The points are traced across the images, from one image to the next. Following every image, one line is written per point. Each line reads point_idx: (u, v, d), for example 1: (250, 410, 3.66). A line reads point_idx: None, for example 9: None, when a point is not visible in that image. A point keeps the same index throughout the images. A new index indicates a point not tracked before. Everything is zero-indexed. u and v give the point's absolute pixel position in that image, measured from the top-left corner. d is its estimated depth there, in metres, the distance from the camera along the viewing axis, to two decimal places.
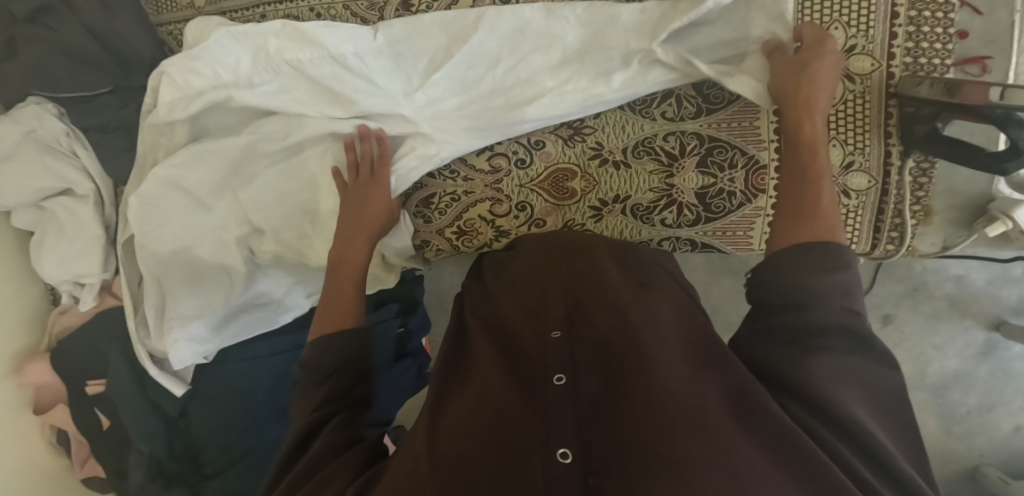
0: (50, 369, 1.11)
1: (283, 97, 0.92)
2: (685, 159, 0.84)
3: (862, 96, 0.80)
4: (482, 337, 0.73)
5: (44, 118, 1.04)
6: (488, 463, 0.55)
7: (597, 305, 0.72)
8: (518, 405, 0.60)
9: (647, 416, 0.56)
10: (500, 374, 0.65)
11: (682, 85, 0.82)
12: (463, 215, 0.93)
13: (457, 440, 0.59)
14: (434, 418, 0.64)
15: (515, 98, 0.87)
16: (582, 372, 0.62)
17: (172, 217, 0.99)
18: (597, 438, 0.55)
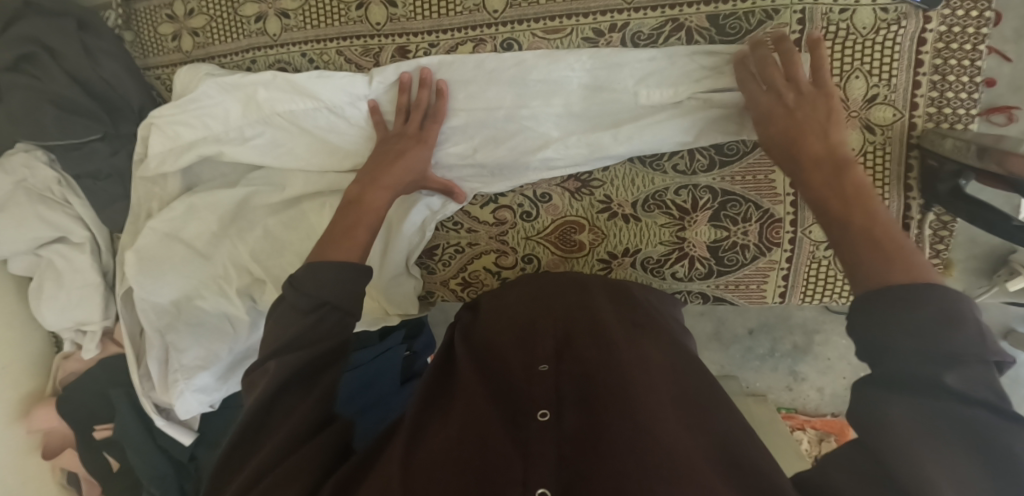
0: (56, 414, 1.11)
1: (277, 150, 0.88)
2: (697, 213, 0.81)
3: (881, 148, 0.77)
4: (471, 364, 0.73)
5: (34, 166, 1.02)
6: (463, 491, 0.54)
7: (589, 342, 0.72)
8: (501, 438, 0.59)
9: (628, 457, 0.55)
10: (485, 403, 0.65)
11: (694, 138, 0.78)
12: (468, 267, 0.90)
13: (431, 467, 0.58)
14: (413, 439, 0.63)
15: (516, 145, 0.81)
16: (567, 408, 0.62)
17: (170, 270, 0.97)
18: (575, 479, 0.54)
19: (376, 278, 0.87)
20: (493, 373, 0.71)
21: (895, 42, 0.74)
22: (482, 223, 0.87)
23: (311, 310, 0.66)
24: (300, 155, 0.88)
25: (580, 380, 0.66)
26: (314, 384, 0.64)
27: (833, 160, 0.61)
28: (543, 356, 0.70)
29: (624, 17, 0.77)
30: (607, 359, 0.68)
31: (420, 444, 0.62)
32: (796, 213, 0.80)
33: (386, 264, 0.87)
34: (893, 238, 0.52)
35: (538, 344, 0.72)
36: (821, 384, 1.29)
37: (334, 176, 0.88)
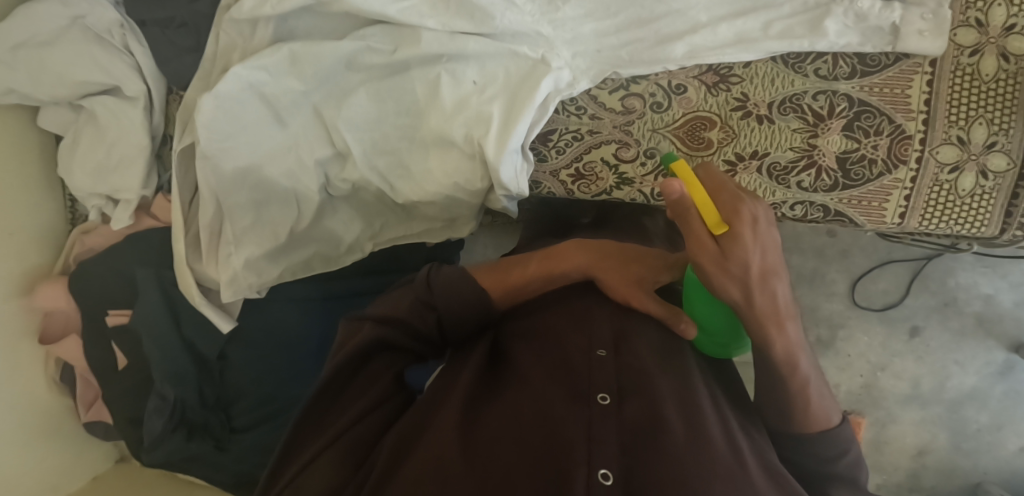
0: (66, 293, 0.97)
1: (396, 6, 0.82)
2: (832, 121, 0.81)
3: (1013, 77, 0.79)
4: (525, 347, 0.73)
5: (97, 3, 0.92)
6: (525, 465, 0.57)
7: (643, 337, 0.74)
8: (563, 418, 0.61)
9: (681, 454, 0.59)
10: (546, 384, 0.66)
11: (845, 43, 0.78)
12: (584, 157, 0.85)
13: (495, 446, 0.60)
14: (471, 421, 0.64)
15: (662, 26, 0.80)
16: (627, 398, 0.64)
17: (245, 126, 0.88)
18: (637, 468, 0.58)
19: (494, 151, 0.82)
20: (544, 350, 0.71)
21: None
22: (610, 110, 0.84)
23: (474, 294, 0.74)
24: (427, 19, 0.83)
25: (633, 369, 0.68)
26: (382, 372, 0.70)
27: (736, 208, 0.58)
28: (600, 341, 0.71)
29: None
30: (660, 360, 0.70)
31: (478, 421, 0.63)
32: (926, 132, 0.81)
33: (506, 139, 0.81)
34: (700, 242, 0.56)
35: (596, 328, 0.73)
36: None
37: (461, 40, 0.83)
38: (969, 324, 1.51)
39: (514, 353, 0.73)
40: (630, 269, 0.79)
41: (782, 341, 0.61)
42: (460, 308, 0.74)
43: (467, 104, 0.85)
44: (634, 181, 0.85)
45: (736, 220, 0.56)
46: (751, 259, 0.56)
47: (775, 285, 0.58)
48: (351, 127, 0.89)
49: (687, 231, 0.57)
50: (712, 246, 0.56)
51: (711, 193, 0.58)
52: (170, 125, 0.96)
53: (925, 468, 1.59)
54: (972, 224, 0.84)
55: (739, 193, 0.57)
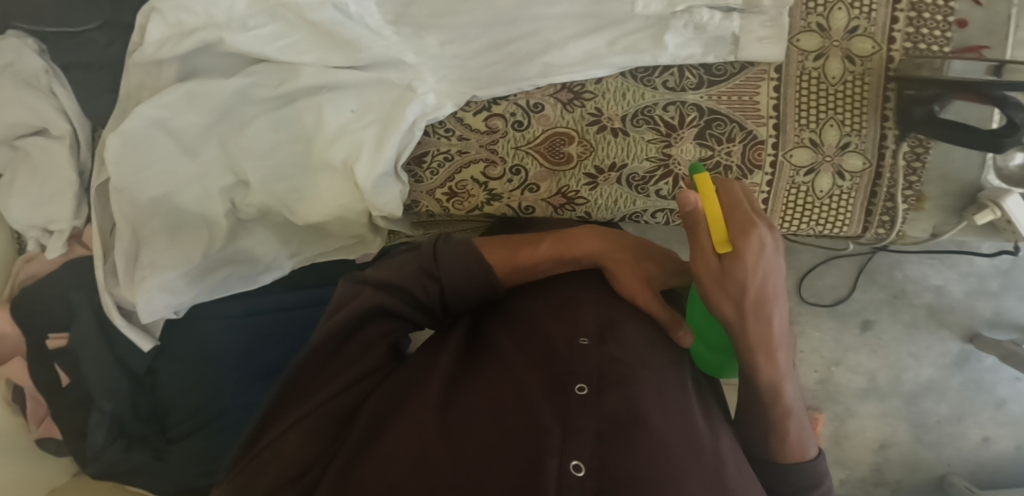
0: (11, 317, 1.07)
1: (276, 45, 0.88)
2: (684, 130, 0.84)
3: (860, 78, 0.81)
4: (509, 334, 0.76)
5: (23, 53, 1.00)
6: (504, 451, 0.61)
7: (630, 328, 0.78)
8: (544, 407, 0.64)
9: (649, 449, 0.63)
10: (530, 372, 0.69)
11: (685, 56, 0.81)
12: (456, 176, 0.91)
13: (476, 428, 0.63)
14: (454, 402, 0.67)
15: (517, 48, 0.83)
16: (603, 389, 0.67)
17: (155, 157, 0.93)
18: (609, 458, 0.61)
19: (365, 176, 0.87)
20: (529, 339, 0.75)
21: None
22: (475, 131, 0.88)
23: (483, 272, 0.77)
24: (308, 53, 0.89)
25: (611, 360, 0.71)
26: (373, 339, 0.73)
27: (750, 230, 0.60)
28: (584, 332, 0.74)
29: None
30: (639, 354, 0.74)
31: (459, 402, 0.67)
32: (778, 136, 0.83)
33: (376, 163, 0.86)
34: (703, 255, 0.61)
35: (580, 319, 0.77)
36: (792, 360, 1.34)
37: (334, 74, 0.88)
38: (920, 316, 1.46)
39: (500, 337, 0.76)
40: (641, 266, 0.84)
41: (768, 366, 0.66)
42: (463, 277, 0.76)
43: (345, 132, 0.92)
44: (505, 196, 0.91)
45: (742, 242, 0.59)
46: (750, 283, 0.60)
47: (772, 307, 0.62)
48: (251, 156, 0.95)
49: (694, 242, 0.61)
50: (713, 262, 0.60)
51: (725, 209, 0.61)
52: (94, 160, 1.06)
53: (887, 463, 1.50)
54: (832, 224, 0.87)
55: (753, 215, 0.59)
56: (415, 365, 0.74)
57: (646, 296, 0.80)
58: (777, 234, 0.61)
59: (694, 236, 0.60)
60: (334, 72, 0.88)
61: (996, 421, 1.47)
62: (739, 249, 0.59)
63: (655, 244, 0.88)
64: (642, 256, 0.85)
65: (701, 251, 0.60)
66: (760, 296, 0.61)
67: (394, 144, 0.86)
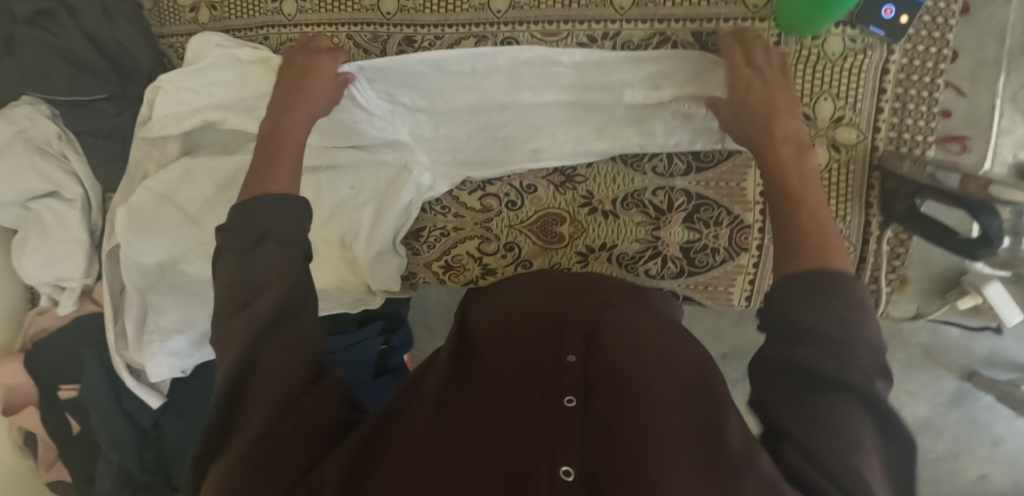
0: (23, 370, 1.10)
1: None
2: (672, 214, 0.86)
3: (846, 165, 0.83)
4: (494, 347, 0.69)
5: (35, 118, 1.03)
6: (491, 465, 0.53)
7: (619, 329, 0.69)
8: (534, 416, 0.57)
9: (647, 446, 0.54)
10: (514, 385, 0.61)
11: (675, 143, 0.83)
12: (451, 250, 0.93)
13: (461, 446, 0.55)
14: (439, 416, 0.60)
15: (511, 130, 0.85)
16: (595, 394, 0.59)
17: (161, 228, 0.98)
18: (602, 460, 0.53)
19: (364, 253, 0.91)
20: (513, 349, 0.68)
21: (862, 70, 0.80)
22: (469, 208, 0.91)
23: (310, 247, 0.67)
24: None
25: (606, 366, 0.63)
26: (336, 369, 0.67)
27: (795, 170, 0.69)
28: (571, 343, 0.67)
29: (616, 26, 0.80)
30: (633, 350, 0.65)
31: (444, 420, 0.60)
32: (764, 221, 0.85)
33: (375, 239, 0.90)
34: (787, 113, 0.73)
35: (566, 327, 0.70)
36: None
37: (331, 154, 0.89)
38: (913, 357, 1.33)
39: (484, 356, 0.69)
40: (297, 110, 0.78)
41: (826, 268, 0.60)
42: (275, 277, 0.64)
43: (343, 209, 0.92)
44: (498, 271, 0.92)
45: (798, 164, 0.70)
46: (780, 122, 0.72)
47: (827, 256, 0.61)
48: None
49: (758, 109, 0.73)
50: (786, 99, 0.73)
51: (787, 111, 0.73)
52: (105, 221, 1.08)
53: None
54: None
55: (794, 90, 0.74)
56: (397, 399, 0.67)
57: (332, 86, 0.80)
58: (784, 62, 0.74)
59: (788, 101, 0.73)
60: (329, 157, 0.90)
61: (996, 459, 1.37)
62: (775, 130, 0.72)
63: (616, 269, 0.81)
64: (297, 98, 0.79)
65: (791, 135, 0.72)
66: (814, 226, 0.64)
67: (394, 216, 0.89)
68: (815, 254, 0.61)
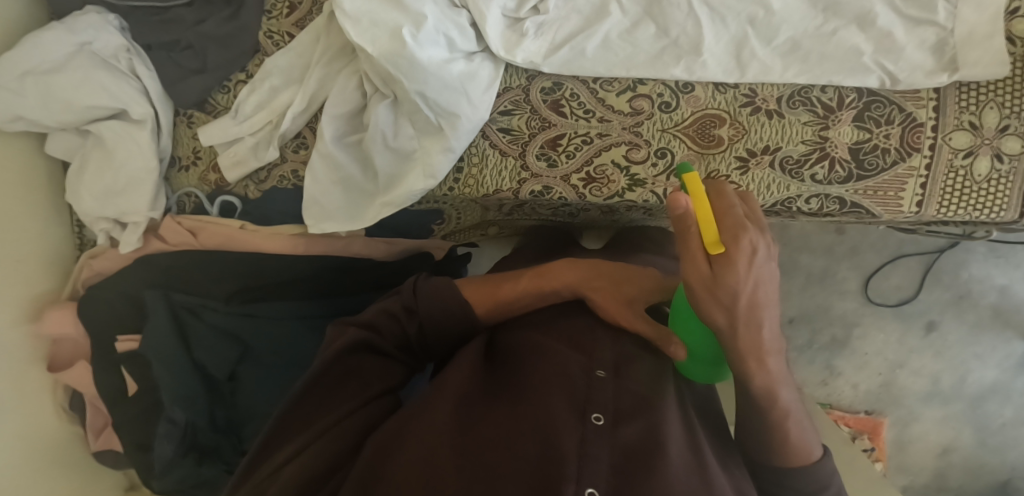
0: (75, 318, 0.95)
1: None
2: (842, 112, 0.80)
3: (1021, 59, 0.79)
4: (524, 364, 0.74)
5: (101, 29, 0.91)
6: (515, 478, 0.59)
7: (642, 364, 0.75)
8: (567, 435, 0.62)
9: (652, 475, 0.60)
10: (546, 397, 0.67)
11: (847, 33, 0.78)
12: (594, 160, 0.85)
13: (492, 454, 0.62)
14: (461, 421, 0.67)
15: (642, 51, 0.81)
16: (620, 421, 0.66)
17: (216, 127, 0.94)
18: (622, 486, 0.59)
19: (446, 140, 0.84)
20: (537, 359, 0.73)
21: None
22: (616, 111, 0.83)
23: (460, 306, 0.78)
24: (433, 5, 0.79)
25: (631, 396, 0.69)
26: (406, 325, 0.77)
27: (715, 283, 0.57)
28: (601, 363, 0.72)
29: None
30: (657, 386, 0.72)
31: (471, 427, 0.66)
32: (937, 118, 0.80)
33: (462, 120, 0.83)
34: (731, 244, 0.56)
35: (594, 350, 0.75)
36: (855, 379, 1.59)
37: (450, 30, 0.80)
38: (985, 317, 1.54)
39: (515, 367, 0.75)
40: (621, 289, 0.82)
41: (763, 374, 0.64)
42: (442, 315, 0.78)
43: (435, 86, 0.80)
44: (647, 182, 0.85)
45: (735, 237, 0.56)
46: (743, 238, 0.56)
47: (744, 281, 0.57)
48: (381, 140, 0.87)
49: (684, 248, 0.57)
50: (705, 268, 0.56)
51: (718, 216, 0.58)
52: (189, 145, 0.97)
53: (951, 467, 1.59)
54: (989, 210, 0.83)
55: (744, 219, 0.57)
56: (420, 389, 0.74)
57: (732, 321, 0.59)
58: (772, 242, 0.59)
59: (705, 277, 0.56)
60: (477, 61, 0.83)
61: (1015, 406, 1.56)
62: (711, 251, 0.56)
63: (638, 270, 0.85)
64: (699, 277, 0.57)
65: (726, 260, 0.56)
66: (748, 302, 0.58)
67: (472, 86, 0.82)
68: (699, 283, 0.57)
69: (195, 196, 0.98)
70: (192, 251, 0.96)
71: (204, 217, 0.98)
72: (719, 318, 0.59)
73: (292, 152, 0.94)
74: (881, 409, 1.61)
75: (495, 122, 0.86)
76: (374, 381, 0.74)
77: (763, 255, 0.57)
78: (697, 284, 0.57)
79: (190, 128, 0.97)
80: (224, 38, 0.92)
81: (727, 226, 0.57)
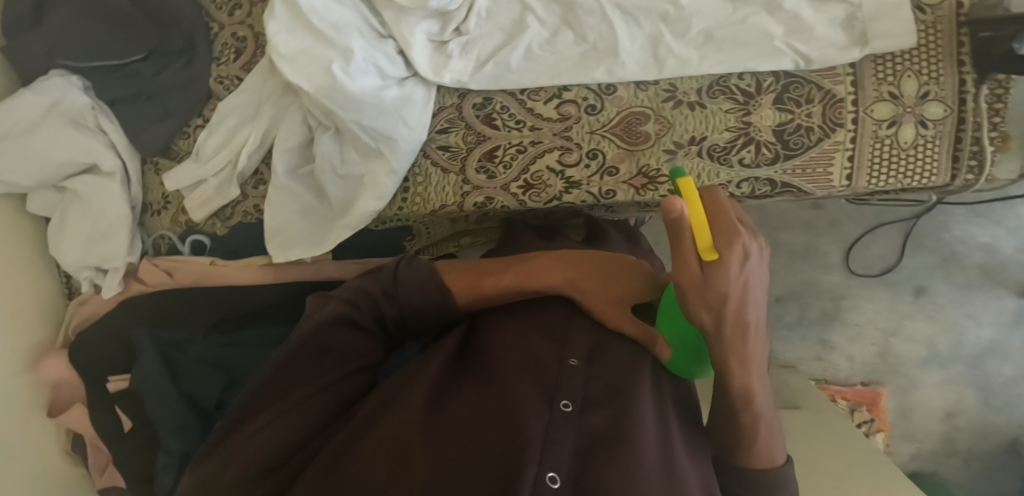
0: (68, 364, 1.01)
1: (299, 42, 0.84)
2: (762, 97, 0.83)
3: (932, 26, 0.81)
4: (498, 347, 0.72)
5: (67, 90, 0.98)
6: (482, 460, 0.58)
7: (616, 353, 0.73)
8: (534, 420, 0.61)
9: (614, 461, 0.60)
10: (517, 382, 0.66)
11: (757, 19, 0.80)
12: (530, 168, 0.88)
13: (459, 436, 0.61)
14: (433, 403, 0.65)
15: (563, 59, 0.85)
16: (588, 408, 0.65)
17: (180, 171, 1.00)
18: (584, 472, 0.59)
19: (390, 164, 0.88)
20: (511, 345, 0.72)
21: None
22: (544, 118, 0.87)
23: (441, 294, 0.74)
24: (360, 38, 0.84)
25: (599, 384, 0.68)
26: (384, 307, 0.73)
27: (707, 285, 0.56)
28: (574, 350, 0.70)
29: None
30: (629, 374, 0.71)
31: (441, 410, 0.64)
32: (857, 92, 0.82)
33: (400, 142, 0.87)
34: (727, 247, 0.55)
35: (570, 336, 0.73)
36: (849, 351, 1.58)
37: (377, 59, 0.85)
38: (974, 276, 1.53)
39: (490, 350, 0.73)
40: (610, 288, 0.77)
41: (741, 375, 0.64)
42: (420, 295, 0.73)
43: (368, 116, 0.85)
44: (581, 184, 0.88)
45: (728, 241, 0.55)
46: (737, 242, 0.55)
47: (737, 283, 0.56)
48: (330, 169, 0.92)
49: (675, 250, 0.56)
50: (696, 271, 0.55)
51: (709, 217, 0.57)
52: (159, 191, 1.04)
53: (956, 431, 1.58)
54: (921, 176, 0.84)
55: (737, 223, 0.56)
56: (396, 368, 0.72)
57: (720, 322, 0.58)
58: (763, 244, 0.58)
59: (699, 281, 0.55)
60: (409, 86, 0.87)
61: (1016, 362, 1.54)
62: (707, 253, 0.55)
63: (627, 266, 0.81)
64: (695, 280, 0.56)
65: (721, 263, 0.55)
66: (741, 302, 0.58)
67: (404, 110, 0.86)
68: (692, 286, 0.56)
69: (168, 237, 1.04)
70: (169, 290, 1.02)
71: (178, 257, 1.04)
72: (706, 319, 0.59)
73: (252, 189, 0.99)
74: (880, 380, 1.59)
75: (434, 141, 0.90)
76: (351, 357, 0.70)
77: (757, 259, 0.57)
78: (689, 286, 0.56)
79: (156, 174, 1.04)
80: (183, 85, 0.98)
81: (721, 228, 0.56)
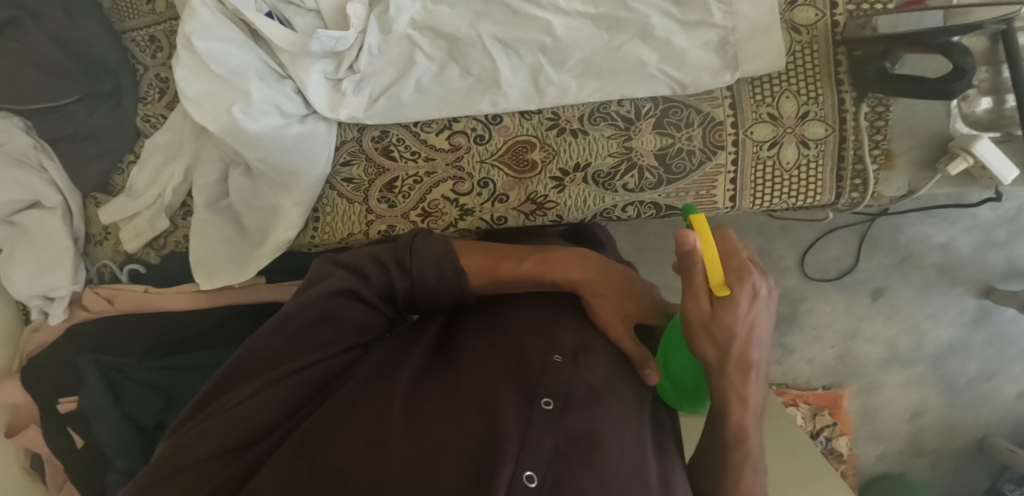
0: (21, 388, 1.08)
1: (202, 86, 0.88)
2: (641, 122, 0.84)
3: (809, 46, 0.81)
4: (480, 336, 0.64)
5: (11, 132, 1.04)
6: (457, 455, 0.51)
7: (605, 359, 0.64)
8: (511, 418, 0.54)
9: (592, 466, 0.53)
10: (495, 377, 0.58)
11: (631, 47, 0.82)
12: (427, 197, 0.92)
13: (440, 427, 0.53)
14: (413, 391, 0.57)
15: (452, 91, 0.87)
16: (574, 405, 0.57)
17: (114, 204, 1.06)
18: (565, 477, 0.51)
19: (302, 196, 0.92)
20: (494, 339, 0.63)
21: None
22: (438, 149, 0.90)
23: (457, 274, 0.67)
24: (258, 80, 0.88)
25: (585, 383, 0.59)
26: (396, 280, 0.65)
27: (714, 316, 0.53)
28: (560, 346, 0.62)
29: None
30: (613, 383, 0.62)
31: (421, 399, 0.56)
32: (735, 115, 0.83)
33: (307, 175, 0.91)
34: (739, 284, 0.53)
35: (561, 332, 0.64)
36: (809, 354, 1.56)
37: (275, 97, 0.88)
38: (931, 276, 1.49)
39: (479, 337, 0.65)
40: (620, 299, 0.69)
41: (737, 412, 0.60)
42: (433, 273, 0.66)
43: (271, 155, 0.89)
44: (476, 211, 0.91)
45: (742, 280, 0.53)
46: (752, 281, 0.53)
47: (743, 323, 0.54)
48: (244, 202, 0.97)
49: (687, 282, 0.53)
50: (705, 305, 0.53)
51: (722, 251, 0.54)
52: (98, 221, 1.11)
53: (921, 431, 1.56)
54: (807, 195, 0.86)
55: (750, 262, 0.54)
56: (380, 350, 0.64)
57: (724, 358, 0.56)
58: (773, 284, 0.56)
59: (706, 314, 0.53)
60: (310, 122, 0.91)
61: (979, 361, 1.52)
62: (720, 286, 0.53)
63: (640, 279, 0.72)
64: (706, 314, 0.53)
65: (730, 298, 0.53)
66: (746, 338, 0.55)
67: (308, 146, 0.90)
68: (699, 316, 0.54)
69: (110, 266, 1.12)
70: (110, 317, 1.09)
71: (118, 284, 1.11)
72: (709, 351, 0.56)
73: (180, 219, 1.07)
74: (842, 383, 1.57)
75: (338, 174, 0.94)
76: (348, 331, 0.63)
77: (770, 302, 0.55)
78: (697, 316, 0.54)
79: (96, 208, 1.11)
80: (113, 124, 1.04)
81: (736, 266, 0.54)
